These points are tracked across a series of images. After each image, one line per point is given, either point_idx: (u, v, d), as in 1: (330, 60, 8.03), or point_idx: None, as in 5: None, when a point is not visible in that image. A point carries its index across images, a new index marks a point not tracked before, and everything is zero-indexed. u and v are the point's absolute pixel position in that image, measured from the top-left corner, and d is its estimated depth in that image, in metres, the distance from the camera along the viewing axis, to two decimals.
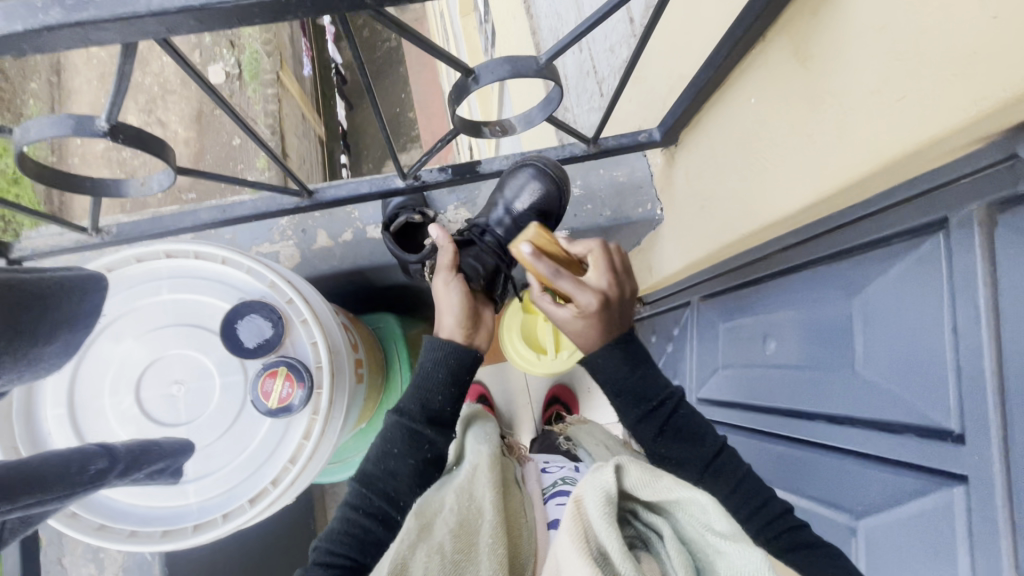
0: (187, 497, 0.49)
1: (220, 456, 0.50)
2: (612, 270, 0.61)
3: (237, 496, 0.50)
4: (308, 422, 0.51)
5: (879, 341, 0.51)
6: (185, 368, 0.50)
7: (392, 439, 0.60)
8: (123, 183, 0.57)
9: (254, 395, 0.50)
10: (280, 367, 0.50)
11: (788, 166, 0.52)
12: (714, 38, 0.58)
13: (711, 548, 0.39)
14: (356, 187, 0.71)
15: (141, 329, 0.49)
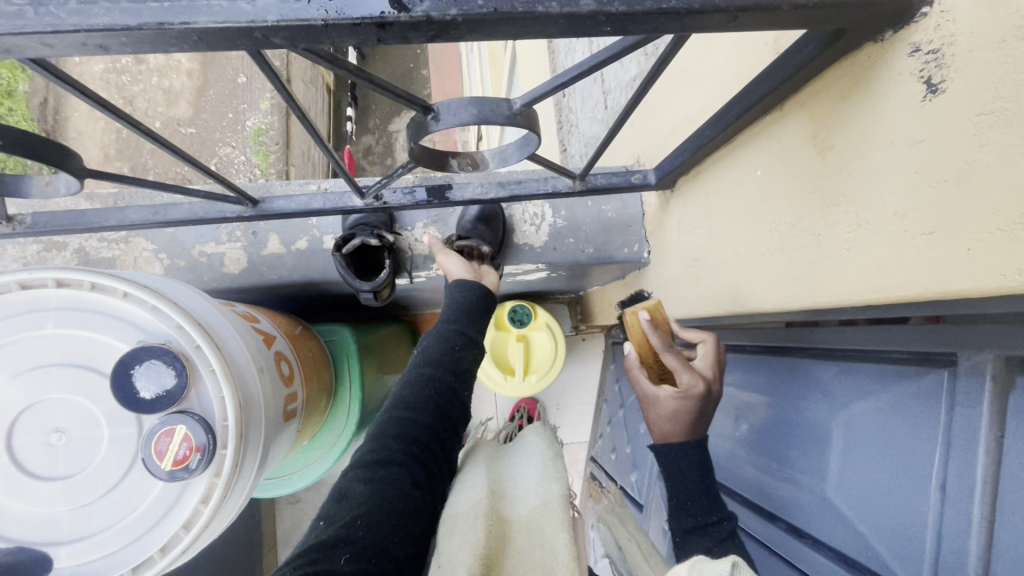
0: (58, 561, 0.43)
1: (101, 517, 0.43)
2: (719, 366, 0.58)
3: (115, 565, 0.44)
4: (207, 486, 0.45)
5: (855, 468, 0.46)
6: (66, 416, 0.43)
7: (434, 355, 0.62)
8: (24, 181, 0.49)
9: (146, 454, 0.43)
10: (179, 424, 0.44)
11: (789, 259, 0.45)
12: (728, 91, 0.50)
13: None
14: (307, 201, 0.64)
15: (19, 367, 0.43)
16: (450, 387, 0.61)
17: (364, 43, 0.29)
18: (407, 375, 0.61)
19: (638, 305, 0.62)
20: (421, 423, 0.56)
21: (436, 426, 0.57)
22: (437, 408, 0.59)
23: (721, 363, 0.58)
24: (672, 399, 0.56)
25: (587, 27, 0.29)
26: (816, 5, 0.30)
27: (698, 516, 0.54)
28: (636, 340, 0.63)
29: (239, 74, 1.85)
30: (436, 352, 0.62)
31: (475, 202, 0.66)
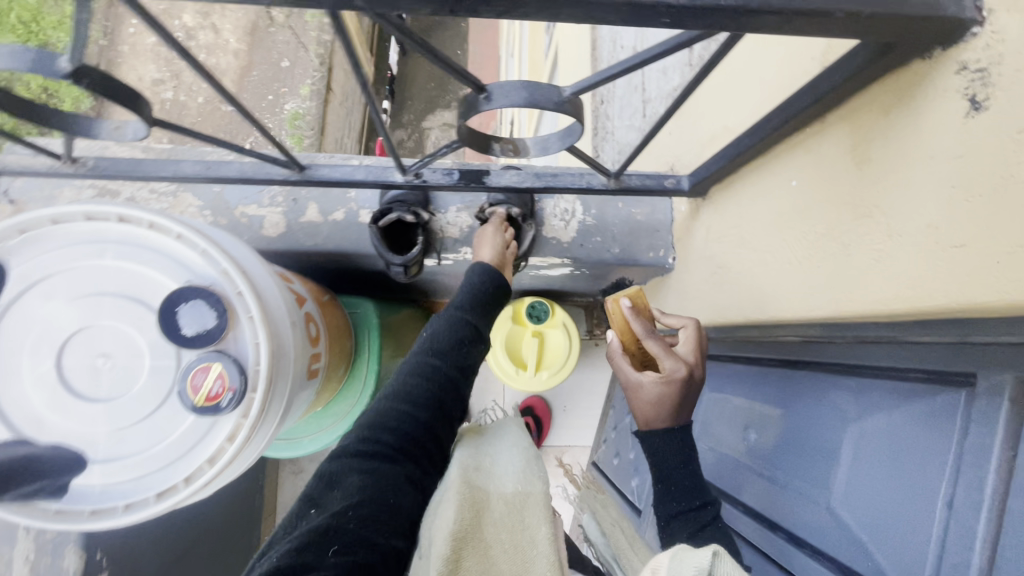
0: (90, 479, 0.45)
1: (135, 442, 0.46)
2: (699, 350, 0.57)
3: (143, 489, 0.46)
4: (234, 425, 0.48)
5: (863, 481, 0.47)
6: (112, 342, 0.46)
7: (438, 349, 0.64)
8: (95, 124, 0.52)
9: (182, 387, 0.46)
10: (215, 361, 0.46)
11: (815, 269, 0.46)
12: (771, 102, 0.51)
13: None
14: (351, 172, 0.66)
15: (76, 292, 0.46)
16: (451, 379, 0.63)
17: (436, 12, 0.31)
18: (411, 363, 0.63)
19: (619, 291, 0.60)
20: (419, 415, 0.59)
21: (432, 420, 0.60)
22: (436, 401, 0.61)
23: (701, 348, 0.57)
24: (657, 386, 0.55)
25: (647, 17, 0.31)
26: (869, 15, 0.31)
27: (683, 500, 0.56)
28: (616, 327, 0.61)
29: (282, 58, 1.92)
30: (441, 343, 0.64)
31: (510, 189, 0.67)
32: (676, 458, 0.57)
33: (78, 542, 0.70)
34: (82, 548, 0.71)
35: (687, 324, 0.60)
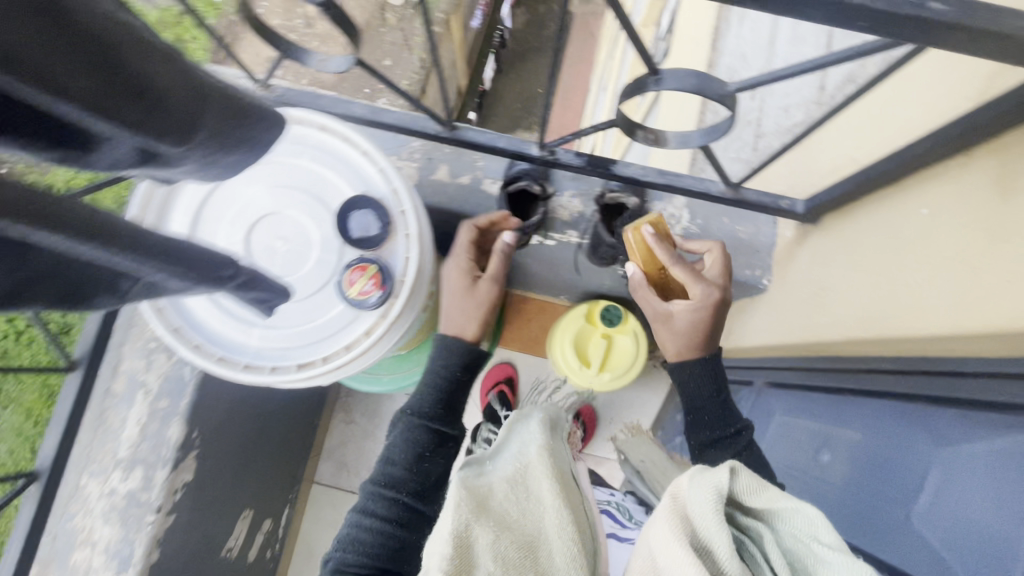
0: (250, 338, 0.53)
1: (291, 318, 0.54)
2: (725, 272, 0.67)
3: (287, 359, 0.54)
4: (373, 322, 0.54)
5: (952, 504, 0.48)
6: (293, 229, 0.54)
7: (412, 444, 0.65)
8: (305, 53, 0.61)
9: (341, 279, 0.53)
10: (372, 264, 0.53)
11: (940, 292, 0.48)
12: (911, 132, 0.55)
13: (813, 558, 0.37)
14: (494, 139, 0.73)
15: (274, 179, 0.54)
16: (416, 503, 0.63)
17: None
18: (372, 481, 0.64)
19: (640, 221, 0.67)
20: (383, 544, 0.60)
21: (400, 537, 0.61)
22: (399, 521, 0.61)
23: (726, 268, 0.66)
24: (692, 312, 0.62)
25: (847, 19, 0.36)
26: None
27: (717, 429, 0.61)
28: (636, 257, 0.68)
29: None
30: (400, 459, 0.64)
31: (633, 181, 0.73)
32: (709, 387, 0.62)
33: (183, 419, 0.79)
34: (185, 425, 0.79)
35: (711, 249, 0.69)
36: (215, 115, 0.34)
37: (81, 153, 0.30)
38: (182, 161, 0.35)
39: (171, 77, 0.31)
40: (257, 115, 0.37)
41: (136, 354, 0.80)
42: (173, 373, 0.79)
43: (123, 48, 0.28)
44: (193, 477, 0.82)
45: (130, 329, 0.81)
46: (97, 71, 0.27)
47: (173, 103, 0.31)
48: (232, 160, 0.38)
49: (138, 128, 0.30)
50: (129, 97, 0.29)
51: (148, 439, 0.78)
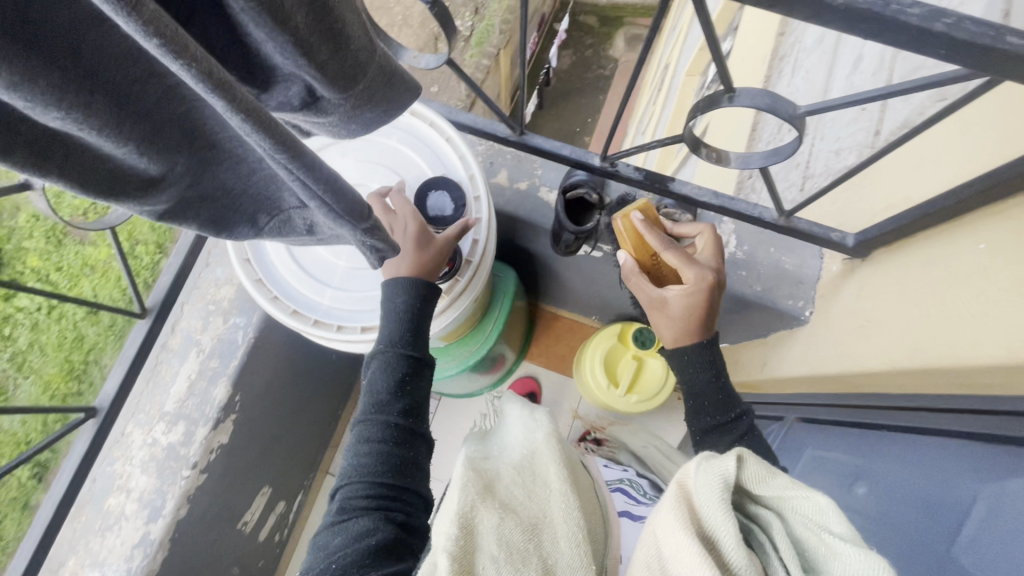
0: (323, 297, 0.73)
1: (362, 283, 0.73)
2: (718, 252, 0.70)
3: (354, 319, 0.72)
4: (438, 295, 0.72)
5: (996, 538, 0.47)
6: None
7: (387, 385, 0.64)
8: (402, 49, 0.67)
9: None
10: None
11: (988, 323, 0.50)
12: (968, 170, 0.56)
13: (825, 550, 0.34)
14: (559, 147, 0.78)
15: (364, 163, 0.75)
16: (404, 426, 0.64)
17: (757, 5, 0.40)
18: (361, 414, 0.64)
19: (628, 209, 0.70)
20: (381, 473, 0.60)
21: (396, 462, 0.62)
22: (393, 447, 0.62)
23: (718, 250, 0.70)
24: (690, 294, 0.65)
25: (927, 46, 0.39)
26: None
27: (719, 414, 0.64)
28: (628, 246, 0.71)
29: (433, 84, 2.28)
30: (382, 387, 0.64)
31: (689, 200, 0.77)
32: (707, 372, 0.65)
33: (229, 380, 0.87)
34: (230, 386, 0.87)
35: (702, 231, 0.72)
36: (375, 71, 0.42)
37: (263, 89, 0.42)
38: (335, 109, 0.43)
39: (356, 30, 0.40)
40: (401, 81, 0.45)
41: (196, 314, 0.89)
42: (226, 337, 0.89)
43: (335, 2, 0.37)
44: (229, 441, 0.89)
45: (194, 291, 0.91)
46: (314, 13, 0.36)
47: (352, 51, 0.40)
48: (372, 115, 0.45)
49: (320, 66, 0.38)
50: (324, 37, 0.37)
51: (194, 396, 0.86)
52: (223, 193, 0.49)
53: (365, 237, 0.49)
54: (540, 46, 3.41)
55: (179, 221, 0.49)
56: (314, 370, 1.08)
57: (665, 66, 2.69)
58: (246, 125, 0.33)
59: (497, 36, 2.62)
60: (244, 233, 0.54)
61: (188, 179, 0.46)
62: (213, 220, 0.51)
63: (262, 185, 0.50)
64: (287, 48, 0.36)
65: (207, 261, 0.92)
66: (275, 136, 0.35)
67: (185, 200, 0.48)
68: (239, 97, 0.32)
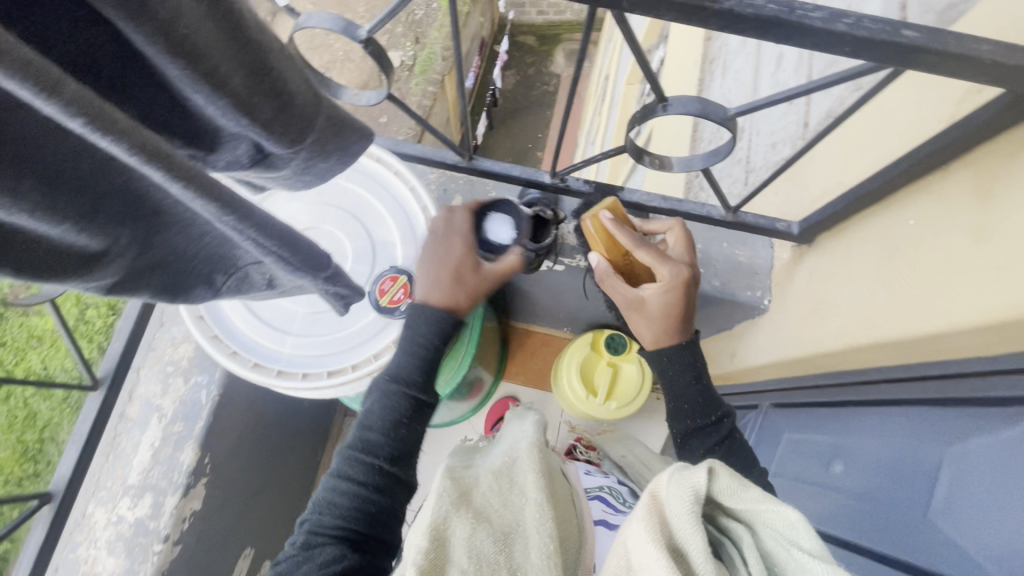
0: (283, 346, 0.71)
1: (324, 326, 0.72)
2: (690, 246, 0.72)
3: (319, 364, 0.71)
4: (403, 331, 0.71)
5: (964, 497, 0.49)
6: (328, 245, 0.74)
7: (389, 416, 0.64)
8: (341, 88, 0.67)
9: (376, 290, 0.71)
10: (402, 276, 0.71)
11: (931, 293, 0.52)
12: (893, 152, 0.60)
13: (792, 564, 0.35)
14: (509, 168, 0.79)
15: (312, 205, 0.74)
16: (393, 466, 0.63)
17: (675, 20, 0.42)
18: (350, 443, 0.64)
19: (597, 209, 0.70)
20: (358, 506, 0.61)
21: (376, 501, 0.61)
22: (377, 487, 0.62)
23: (689, 243, 0.71)
24: (663, 293, 0.67)
25: (833, 44, 0.41)
26: (1010, 65, 0.40)
27: (699, 418, 0.66)
28: (598, 245, 0.73)
29: (382, 115, 2.31)
30: (376, 423, 0.64)
31: (638, 207, 0.79)
32: (689, 374, 0.68)
33: (196, 443, 0.84)
34: (198, 449, 0.83)
35: (671, 227, 0.74)
36: (323, 122, 0.44)
37: (210, 151, 0.42)
38: (286, 164, 0.45)
39: (299, 85, 0.41)
40: (353, 129, 0.46)
41: (153, 378, 0.85)
42: (189, 397, 0.85)
43: (275, 62, 0.38)
44: (202, 506, 0.85)
45: (149, 354, 0.87)
46: (252, 75, 0.37)
47: (295, 107, 0.41)
48: (325, 165, 0.47)
49: (264, 125, 0.39)
50: (264, 97, 0.38)
51: (160, 464, 0.82)
52: (175, 259, 0.49)
53: (326, 284, 0.55)
54: (484, 69, 3.47)
55: (130, 290, 0.49)
56: (287, 418, 1.05)
57: (606, 77, 2.78)
58: (186, 190, 0.36)
59: (440, 63, 2.66)
60: (201, 293, 0.55)
61: (136, 249, 0.45)
62: (168, 283, 0.52)
63: (216, 245, 0.51)
64: (227, 111, 0.37)
65: (162, 320, 0.89)
66: (212, 197, 0.38)
67: (134, 270, 0.47)
68: (177, 165, 0.34)
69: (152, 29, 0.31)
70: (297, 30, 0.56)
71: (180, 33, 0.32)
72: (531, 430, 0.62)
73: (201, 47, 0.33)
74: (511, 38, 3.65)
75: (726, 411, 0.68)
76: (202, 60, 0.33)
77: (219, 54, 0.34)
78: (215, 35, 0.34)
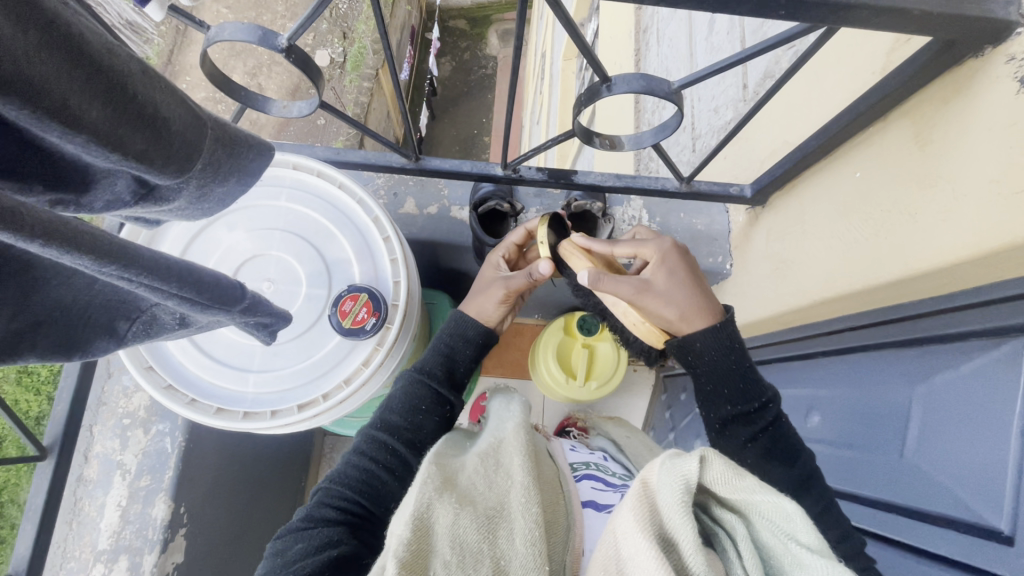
0: (246, 386, 0.68)
1: (286, 358, 0.68)
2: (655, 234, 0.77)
3: (287, 400, 0.68)
4: (372, 351, 0.69)
5: (936, 432, 0.51)
6: (279, 271, 0.70)
7: (419, 397, 0.69)
8: (268, 102, 0.62)
9: (337, 312, 0.67)
10: (362, 294, 0.68)
11: (885, 242, 0.54)
12: (834, 108, 0.61)
13: (790, 558, 0.36)
14: (458, 164, 0.75)
15: (253, 229, 0.70)
16: (408, 451, 0.67)
17: None
18: (371, 424, 0.68)
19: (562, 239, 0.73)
20: (367, 484, 0.63)
21: (386, 482, 0.64)
22: (387, 467, 0.65)
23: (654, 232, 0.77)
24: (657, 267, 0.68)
25: (769, 9, 0.41)
26: (940, 13, 0.41)
27: (740, 404, 0.66)
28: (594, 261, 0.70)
29: (319, 118, 2.25)
30: (399, 408, 0.68)
31: (593, 187, 0.77)
32: (730, 354, 0.66)
33: (168, 494, 0.79)
34: (171, 501, 0.79)
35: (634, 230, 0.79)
36: (211, 142, 0.41)
37: (82, 192, 0.38)
38: (178, 194, 0.42)
39: (173, 107, 0.37)
40: (246, 144, 0.45)
41: (109, 435, 0.80)
42: (152, 448, 0.80)
43: (137, 86, 0.35)
44: (185, 558, 0.81)
45: (100, 409, 0.81)
46: (111, 103, 0.33)
47: (174, 132, 0.38)
48: (223, 188, 0.44)
49: (140, 156, 0.36)
50: (132, 126, 0.35)
51: (131, 523, 0.78)
52: (64, 311, 0.46)
53: (245, 316, 0.52)
54: (417, 59, 3.38)
55: (16, 357, 0.45)
56: (263, 451, 1.01)
57: (542, 55, 2.76)
58: (50, 248, 0.32)
59: (371, 57, 2.58)
60: (104, 345, 0.51)
61: (10, 311, 0.42)
62: (59, 343, 0.47)
63: (110, 290, 0.48)
64: (89, 146, 0.33)
65: (108, 371, 0.83)
66: (90, 250, 0.35)
67: (14, 335, 0.43)
68: (32, 221, 0.31)
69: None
70: (210, 44, 0.51)
71: (7, 69, 0.28)
72: (518, 413, 0.64)
73: (38, 82, 0.29)
74: (441, 24, 3.55)
75: (772, 395, 0.67)
76: (45, 97, 0.30)
77: (67, 88, 0.31)
78: (55, 66, 0.30)
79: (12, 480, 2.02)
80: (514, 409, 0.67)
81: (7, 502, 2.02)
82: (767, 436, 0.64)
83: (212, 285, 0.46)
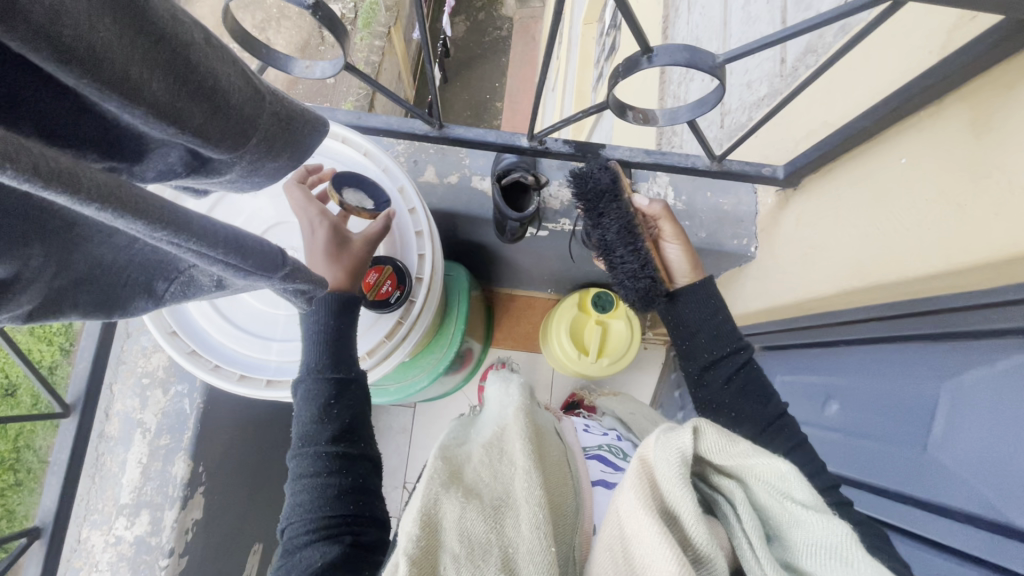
0: (269, 354, 0.68)
1: None
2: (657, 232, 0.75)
3: None
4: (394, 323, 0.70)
5: (962, 430, 0.51)
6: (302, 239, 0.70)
7: (320, 396, 0.61)
8: (291, 61, 0.60)
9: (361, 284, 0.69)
10: (386, 267, 0.70)
11: (926, 238, 0.52)
12: (885, 88, 0.58)
13: (786, 516, 0.37)
14: (483, 134, 0.72)
15: (276, 196, 0.69)
16: (342, 445, 0.61)
17: None
18: (296, 439, 0.62)
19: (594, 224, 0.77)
20: (325, 495, 0.59)
21: (336, 484, 0.59)
22: (331, 470, 0.60)
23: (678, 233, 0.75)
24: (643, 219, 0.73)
25: None
26: None
27: (716, 348, 0.69)
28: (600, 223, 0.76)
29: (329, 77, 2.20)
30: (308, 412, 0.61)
31: (622, 162, 0.75)
32: (708, 308, 0.71)
33: (188, 453, 0.81)
34: (191, 460, 0.81)
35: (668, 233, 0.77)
36: (268, 117, 0.40)
37: (136, 162, 0.39)
38: (229, 168, 0.41)
39: (233, 79, 0.37)
40: (304, 120, 0.44)
41: (129, 393, 0.82)
42: (172, 408, 0.82)
43: (199, 56, 0.34)
44: (203, 514, 0.83)
45: (120, 367, 0.83)
46: (172, 75, 0.32)
47: (234, 106, 0.37)
48: (277, 164, 0.43)
49: (199, 130, 0.35)
50: (191, 99, 0.34)
51: (151, 479, 0.80)
52: (104, 272, 0.46)
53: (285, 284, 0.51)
54: (431, 18, 3.28)
55: (56, 315, 0.45)
56: (277, 413, 1.03)
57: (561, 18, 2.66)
58: (106, 211, 0.32)
59: (383, 15, 2.50)
60: (142, 305, 0.51)
61: (52, 271, 0.42)
62: (100, 302, 0.48)
63: (147, 250, 0.47)
64: (147, 120, 0.33)
65: (127, 331, 0.85)
66: (145, 216, 0.34)
67: (58, 291, 0.44)
68: (87, 183, 0.30)
69: (28, 35, 0.26)
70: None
71: (65, 34, 0.27)
72: (517, 397, 0.64)
73: (98, 48, 0.28)
74: None
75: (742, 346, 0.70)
76: (102, 66, 0.29)
77: (126, 57, 0.30)
78: (114, 31, 0.29)
79: (28, 427, 2.08)
80: (508, 398, 0.67)
81: (22, 448, 2.08)
82: (740, 377, 0.68)
83: (256, 250, 0.44)
